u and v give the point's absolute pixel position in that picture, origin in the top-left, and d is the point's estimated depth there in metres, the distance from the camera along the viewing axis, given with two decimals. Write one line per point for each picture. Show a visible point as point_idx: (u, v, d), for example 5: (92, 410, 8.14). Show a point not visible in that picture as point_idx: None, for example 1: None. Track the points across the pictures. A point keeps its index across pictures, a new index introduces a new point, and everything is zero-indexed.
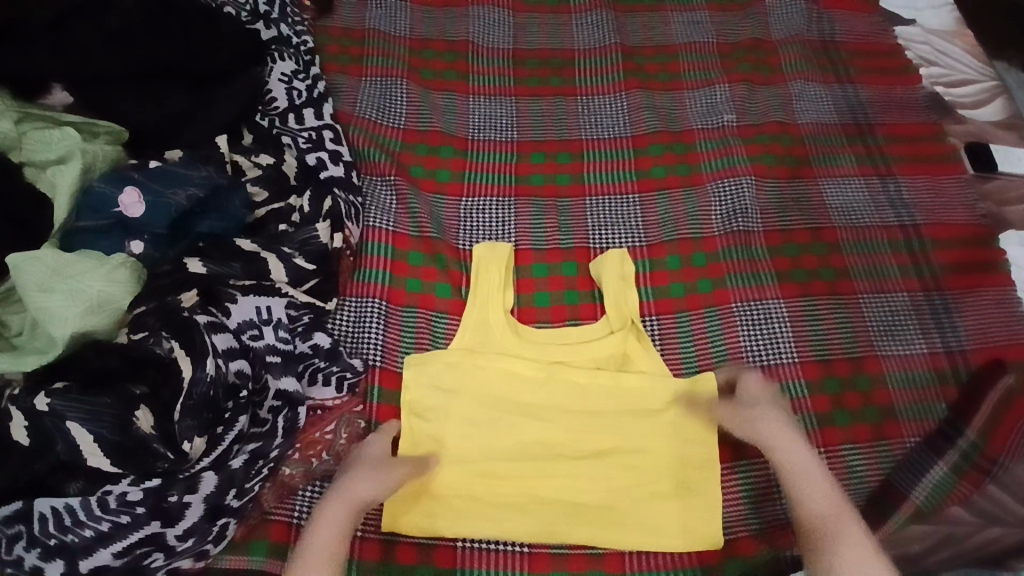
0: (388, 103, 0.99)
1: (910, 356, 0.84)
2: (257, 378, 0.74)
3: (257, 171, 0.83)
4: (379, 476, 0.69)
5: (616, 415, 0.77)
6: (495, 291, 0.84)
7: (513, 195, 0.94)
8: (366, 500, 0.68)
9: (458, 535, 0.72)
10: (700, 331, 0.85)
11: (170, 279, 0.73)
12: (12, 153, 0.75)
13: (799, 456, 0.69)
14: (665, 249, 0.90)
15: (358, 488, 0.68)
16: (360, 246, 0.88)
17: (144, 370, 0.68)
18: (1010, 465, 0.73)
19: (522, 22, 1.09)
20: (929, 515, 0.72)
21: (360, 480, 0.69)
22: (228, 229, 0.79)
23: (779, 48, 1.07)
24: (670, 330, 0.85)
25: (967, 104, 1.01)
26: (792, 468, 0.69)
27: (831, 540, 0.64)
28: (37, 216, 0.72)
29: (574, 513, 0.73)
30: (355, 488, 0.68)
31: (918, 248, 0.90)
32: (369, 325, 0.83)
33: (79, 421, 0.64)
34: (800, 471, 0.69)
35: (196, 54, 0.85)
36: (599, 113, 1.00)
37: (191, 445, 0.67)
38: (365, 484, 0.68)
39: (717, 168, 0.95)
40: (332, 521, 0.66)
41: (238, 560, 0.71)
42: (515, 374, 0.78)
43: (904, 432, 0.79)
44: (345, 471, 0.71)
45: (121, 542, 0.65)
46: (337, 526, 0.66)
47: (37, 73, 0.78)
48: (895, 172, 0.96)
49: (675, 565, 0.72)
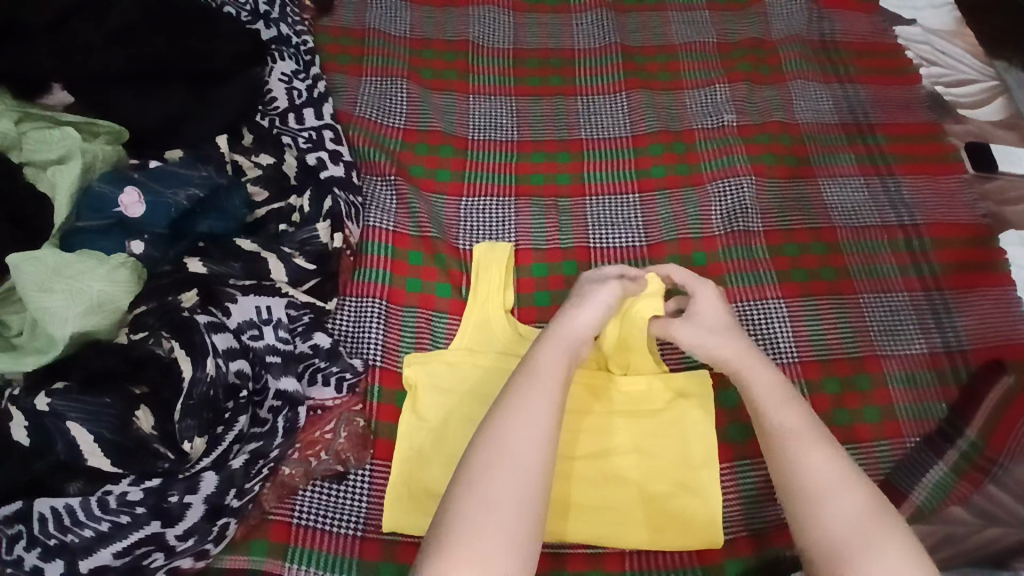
0: (388, 103, 0.99)
1: (910, 356, 0.84)
2: (257, 378, 0.75)
3: (257, 170, 0.83)
4: (570, 343, 0.68)
5: (616, 421, 0.76)
6: (496, 288, 0.84)
7: (513, 195, 0.93)
8: (562, 373, 0.64)
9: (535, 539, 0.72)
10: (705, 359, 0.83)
11: (169, 279, 0.75)
12: (12, 153, 0.75)
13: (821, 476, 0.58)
14: (665, 249, 0.90)
15: (544, 363, 0.65)
16: (360, 246, 0.88)
17: (145, 370, 0.69)
18: (1010, 466, 0.74)
19: (522, 22, 1.08)
20: (928, 516, 0.72)
21: (570, 318, 0.70)
22: (228, 230, 0.80)
23: (779, 48, 1.07)
24: (674, 360, 0.83)
25: (966, 104, 1.01)
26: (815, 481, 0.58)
27: (876, 555, 0.53)
28: (37, 215, 0.72)
29: (571, 511, 0.72)
30: (575, 325, 0.70)
31: (919, 248, 0.90)
32: (369, 325, 0.83)
33: (80, 422, 0.64)
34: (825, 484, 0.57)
35: (194, 53, 0.85)
36: (599, 113, 1.00)
37: (191, 445, 0.68)
38: (554, 356, 0.66)
39: (718, 168, 0.95)
40: (540, 398, 0.61)
41: (238, 560, 0.70)
42: None
43: (904, 432, 0.79)
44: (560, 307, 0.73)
45: (121, 542, 0.65)
46: (546, 403, 0.61)
47: (37, 73, 0.78)
48: (895, 172, 0.96)
49: (675, 567, 0.73)
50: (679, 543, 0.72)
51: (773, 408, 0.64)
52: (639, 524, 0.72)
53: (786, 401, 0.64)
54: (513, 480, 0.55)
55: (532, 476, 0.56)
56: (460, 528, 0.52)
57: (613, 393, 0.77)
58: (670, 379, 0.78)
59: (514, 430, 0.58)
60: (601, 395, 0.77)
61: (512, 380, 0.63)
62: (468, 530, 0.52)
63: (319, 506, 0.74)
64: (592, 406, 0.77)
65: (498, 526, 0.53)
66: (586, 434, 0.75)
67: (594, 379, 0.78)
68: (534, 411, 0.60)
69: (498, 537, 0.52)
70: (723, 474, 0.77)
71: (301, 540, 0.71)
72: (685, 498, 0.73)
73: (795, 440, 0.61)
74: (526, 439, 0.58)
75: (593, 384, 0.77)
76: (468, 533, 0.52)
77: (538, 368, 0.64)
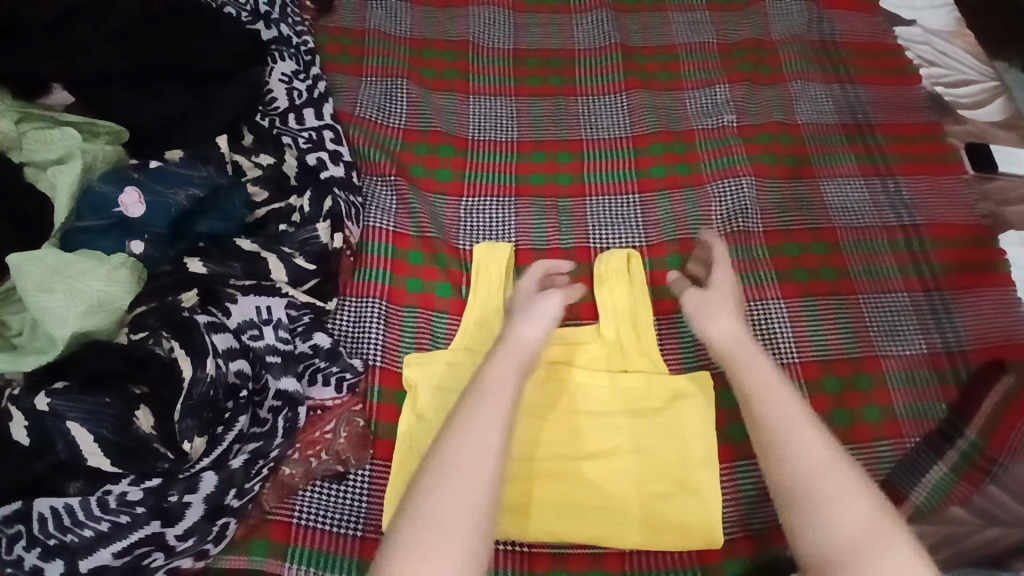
0: (388, 103, 0.99)
1: (910, 356, 0.84)
2: (257, 378, 0.75)
3: (257, 171, 0.83)
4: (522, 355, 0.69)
5: (616, 421, 0.76)
6: (496, 289, 0.84)
7: (513, 195, 0.94)
8: (515, 390, 0.65)
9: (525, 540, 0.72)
10: (705, 360, 0.83)
11: (170, 279, 0.75)
12: (12, 153, 0.75)
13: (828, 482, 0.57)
14: (665, 249, 0.90)
15: (495, 379, 0.65)
16: (360, 246, 0.88)
17: (145, 370, 0.69)
18: (1011, 466, 0.73)
19: (522, 23, 1.08)
20: (928, 516, 0.72)
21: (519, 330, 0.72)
22: (228, 230, 0.80)
23: (779, 48, 1.07)
24: (674, 361, 0.83)
25: (966, 104, 1.01)
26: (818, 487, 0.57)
27: (880, 554, 0.52)
28: (37, 216, 0.72)
29: (571, 512, 0.72)
30: (522, 337, 0.71)
31: (918, 248, 0.90)
32: (369, 325, 0.83)
33: (80, 422, 0.64)
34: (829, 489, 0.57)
35: (194, 53, 0.85)
36: (598, 113, 1.00)
37: (191, 445, 0.68)
38: (506, 371, 0.67)
39: (718, 168, 0.95)
40: (491, 416, 0.61)
41: (238, 560, 0.70)
42: None
43: (904, 433, 0.79)
44: (507, 320, 0.75)
45: (121, 542, 0.65)
46: (497, 420, 0.61)
47: (37, 73, 0.78)
48: (895, 172, 0.96)
49: (675, 567, 0.72)
50: (677, 542, 0.71)
51: (767, 398, 0.64)
52: (638, 526, 0.72)
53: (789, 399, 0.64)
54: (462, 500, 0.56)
55: (480, 496, 0.56)
56: (409, 551, 0.52)
57: (581, 393, 0.77)
58: (670, 379, 0.78)
59: (465, 444, 0.59)
60: (602, 396, 0.77)
61: (463, 399, 0.64)
62: (418, 551, 0.52)
63: (319, 506, 0.74)
64: (552, 406, 0.77)
65: (448, 546, 0.53)
66: (546, 435, 0.75)
67: (557, 379, 0.78)
68: (484, 424, 0.61)
69: (448, 546, 0.53)
70: (722, 474, 0.77)
71: (301, 540, 0.72)
72: (684, 498, 0.73)
73: (797, 443, 0.60)
74: (479, 451, 0.59)
75: (558, 383, 0.78)
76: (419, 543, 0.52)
77: (489, 386, 0.64)
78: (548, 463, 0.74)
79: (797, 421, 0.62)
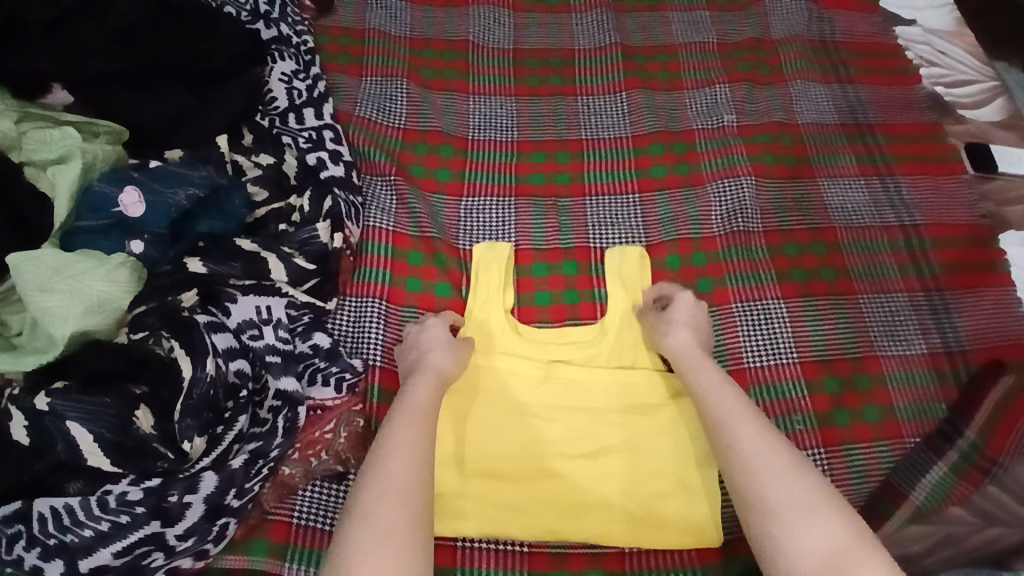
0: (388, 103, 0.99)
1: (910, 356, 0.84)
2: (257, 378, 0.75)
3: (257, 170, 0.83)
4: (430, 378, 0.72)
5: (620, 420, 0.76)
6: (497, 288, 0.84)
7: (513, 195, 0.94)
8: (429, 409, 0.69)
9: (518, 539, 0.72)
10: None
11: (170, 279, 0.74)
12: (12, 153, 0.75)
13: (797, 493, 0.58)
14: (665, 249, 0.90)
15: (416, 399, 0.70)
16: (360, 246, 0.88)
17: (145, 370, 0.68)
18: (1011, 466, 0.72)
19: (522, 22, 1.08)
20: (929, 515, 0.72)
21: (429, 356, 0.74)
22: (228, 229, 0.80)
23: (780, 48, 1.07)
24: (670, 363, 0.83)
25: (967, 104, 1.01)
26: (787, 499, 0.58)
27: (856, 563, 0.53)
28: (38, 215, 0.72)
29: (570, 511, 0.72)
30: (432, 362, 0.74)
31: (919, 248, 0.90)
32: (369, 325, 0.83)
33: (80, 421, 0.64)
34: (799, 501, 0.57)
35: (194, 52, 0.85)
36: (599, 113, 1.00)
37: (191, 445, 0.68)
38: (426, 391, 0.71)
39: (718, 168, 0.95)
40: (410, 434, 0.65)
41: (238, 560, 0.71)
42: (516, 373, 0.78)
43: (904, 432, 0.79)
44: (413, 354, 0.76)
45: (121, 542, 0.65)
46: (418, 436, 0.65)
47: (37, 73, 0.78)
48: (895, 172, 0.96)
49: (675, 567, 0.73)
50: (673, 540, 0.72)
51: (731, 418, 0.65)
52: (635, 526, 0.72)
53: (751, 418, 0.65)
54: (400, 509, 0.59)
55: (415, 505, 0.59)
56: (356, 558, 0.54)
57: (510, 385, 0.78)
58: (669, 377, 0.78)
59: (396, 459, 0.62)
60: (606, 395, 0.77)
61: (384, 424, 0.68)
62: (356, 557, 0.54)
63: (318, 505, 0.74)
64: (474, 404, 0.77)
65: (395, 550, 0.55)
66: (475, 434, 0.75)
67: (469, 379, 0.78)
68: (411, 441, 0.64)
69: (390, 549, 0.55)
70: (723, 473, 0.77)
71: (301, 541, 0.72)
72: (681, 496, 0.73)
73: (766, 461, 0.61)
74: (409, 463, 0.62)
75: (472, 378, 0.78)
76: (365, 548, 0.55)
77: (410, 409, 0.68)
78: (542, 461, 0.74)
79: (760, 443, 0.62)
